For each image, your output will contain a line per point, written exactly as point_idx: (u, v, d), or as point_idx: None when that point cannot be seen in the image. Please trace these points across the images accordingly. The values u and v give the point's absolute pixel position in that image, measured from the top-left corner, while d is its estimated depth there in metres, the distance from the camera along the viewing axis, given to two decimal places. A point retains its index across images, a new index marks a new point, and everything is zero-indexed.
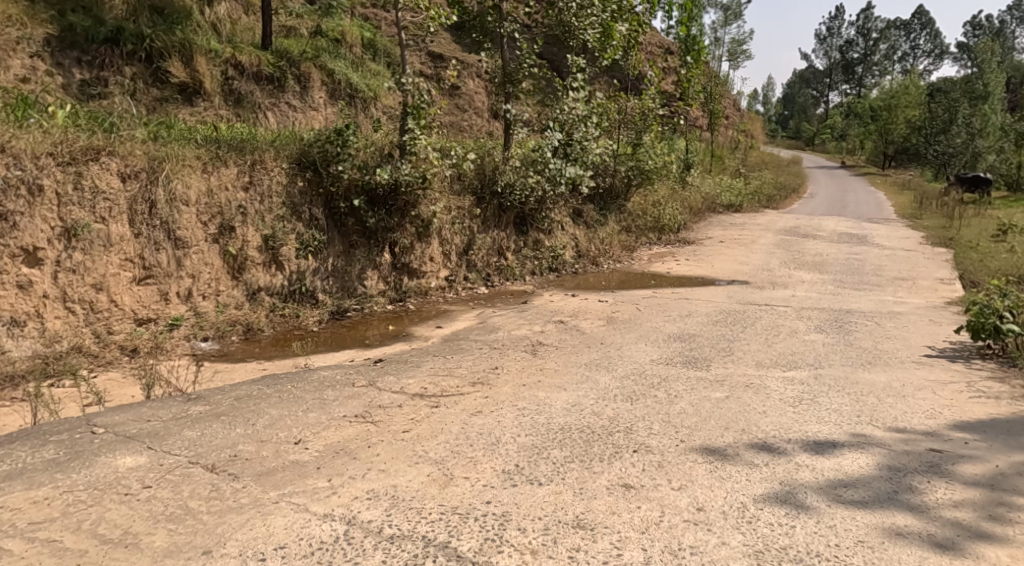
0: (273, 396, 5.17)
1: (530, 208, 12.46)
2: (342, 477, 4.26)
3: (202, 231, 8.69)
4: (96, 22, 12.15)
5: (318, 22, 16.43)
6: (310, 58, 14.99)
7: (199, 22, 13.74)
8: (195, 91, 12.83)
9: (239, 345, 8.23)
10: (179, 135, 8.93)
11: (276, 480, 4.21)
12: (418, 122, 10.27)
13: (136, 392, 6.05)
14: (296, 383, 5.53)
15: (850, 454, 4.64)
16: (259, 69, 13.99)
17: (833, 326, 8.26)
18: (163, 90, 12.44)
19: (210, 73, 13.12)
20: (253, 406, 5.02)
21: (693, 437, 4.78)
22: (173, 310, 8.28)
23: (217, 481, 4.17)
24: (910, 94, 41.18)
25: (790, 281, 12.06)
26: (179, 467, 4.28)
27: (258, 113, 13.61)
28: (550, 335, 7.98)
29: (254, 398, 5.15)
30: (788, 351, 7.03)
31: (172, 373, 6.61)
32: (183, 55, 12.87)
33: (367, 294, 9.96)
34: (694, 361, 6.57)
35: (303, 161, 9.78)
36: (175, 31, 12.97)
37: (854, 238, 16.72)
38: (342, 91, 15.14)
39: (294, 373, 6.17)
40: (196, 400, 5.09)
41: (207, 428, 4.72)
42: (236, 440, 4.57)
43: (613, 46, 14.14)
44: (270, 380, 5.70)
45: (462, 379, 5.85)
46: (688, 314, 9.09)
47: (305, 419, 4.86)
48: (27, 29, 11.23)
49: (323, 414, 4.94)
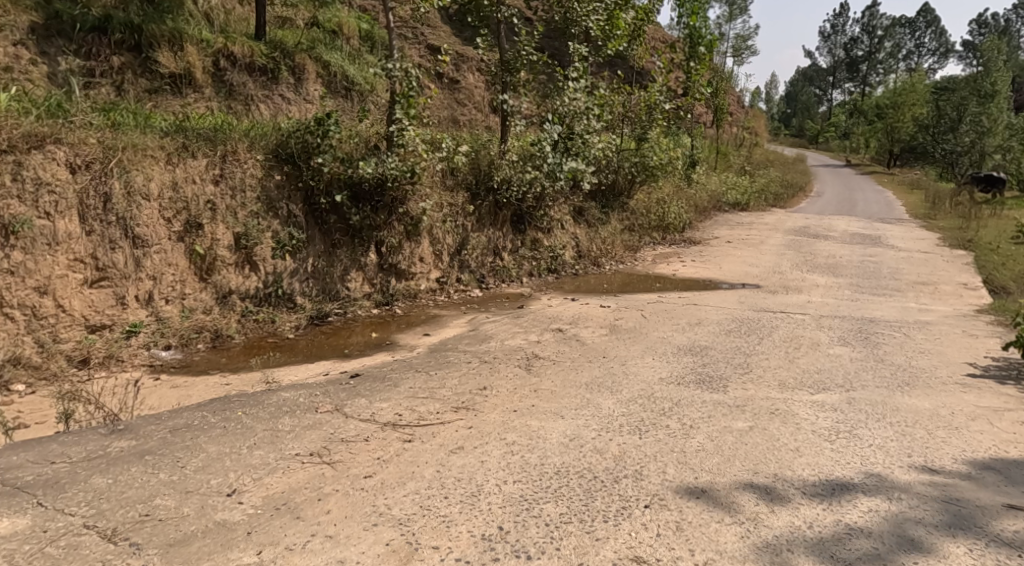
0: (215, 425, 4.45)
1: (528, 206, 11.66)
2: (278, 548, 3.53)
3: (165, 229, 7.93)
4: (84, 10, 11.39)
5: (314, 12, 15.59)
6: (306, 49, 14.10)
7: (190, 12, 12.89)
8: (187, 81, 12.00)
9: (203, 356, 7.48)
10: (143, 123, 8.20)
11: (189, 555, 3.48)
12: (407, 111, 9.42)
13: (48, 415, 5.34)
14: (249, 407, 4.79)
15: (906, 509, 3.88)
16: (252, 61, 13.10)
17: (859, 338, 7.48)
18: (153, 81, 11.62)
19: (202, 64, 12.22)
20: (187, 440, 4.30)
21: (716, 487, 4.00)
22: (132, 316, 7.52)
23: (111, 556, 3.46)
24: (915, 93, 40.30)
25: (804, 285, 11.29)
26: (65, 536, 3.56)
27: (250, 106, 12.72)
28: (545, 347, 7.21)
29: (189, 428, 4.44)
30: (813, 368, 6.24)
31: (110, 393, 5.84)
32: (173, 45, 12.02)
33: (351, 298, 9.19)
34: (710, 381, 5.78)
35: (281, 153, 9.03)
36: (166, 20, 12.12)
37: (868, 239, 15.92)
38: (338, 83, 14.33)
39: (253, 393, 5.40)
40: (120, 433, 4.35)
41: (124, 471, 4.00)
42: (155, 491, 3.86)
43: (618, 34, 13.27)
44: (218, 403, 4.96)
45: (445, 403, 5.07)
46: (698, 323, 8.31)
47: (248, 459, 4.13)
48: (11, 16, 10.47)
49: (273, 452, 4.20)
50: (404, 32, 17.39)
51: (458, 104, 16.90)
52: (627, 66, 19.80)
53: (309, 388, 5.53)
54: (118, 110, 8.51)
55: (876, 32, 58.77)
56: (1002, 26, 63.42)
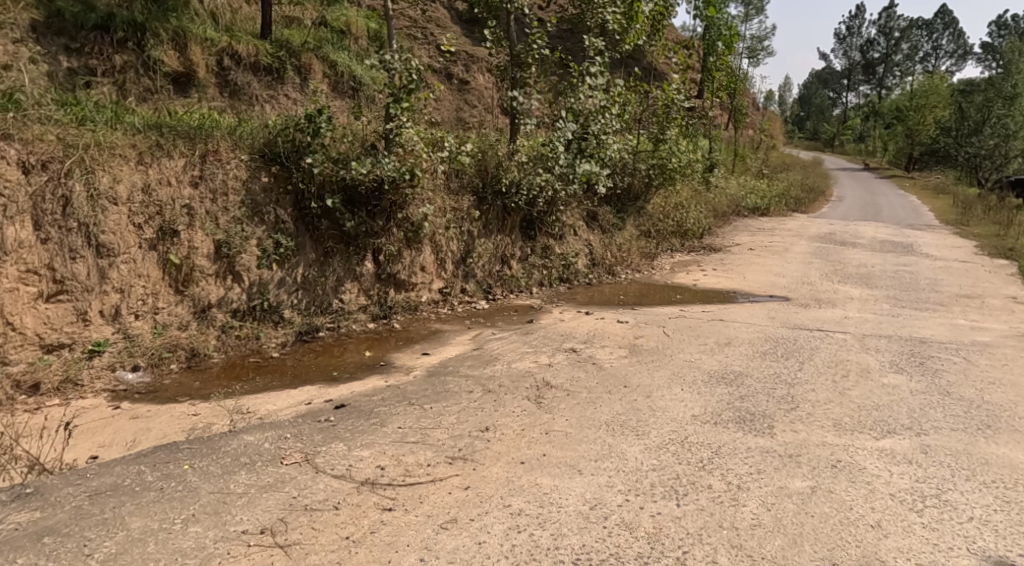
0: (148, 488, 3.98)
1: (539, 210, 10.76)
2: None
3: (134, 236, 7.15)
4: (87, 7, 10.50)
5: (323, 11, 14.71)
6: (312, 48, 13.08)
7: (196, 10, 12.01)
8: (189, 82, 11.18)
9: (175, 379, 6.72)
10: (115, 118, 7.42)
11: None
12: (404, 108, 8.54)
13: None
14: (199, 461, 4.25)
15: None
16: (257, 60, 12.20)
17: (914, 364, 6.58)
18: (154, 80, 10.71)
19: (205, 63, 11.46)
20: (106, 513, 3.83)
21: None
22: (96, 333, 6.76)
23: None
24: (937, 95, 39.19)
25: (837, 297, 10.40)
26: None
27: (256, 106, 11.82)
28: (557, 373, 6.35)
29: (111, 493, 3.97)
30: (869, 404, 5.34)
31: (42, 441, 5.10)
32: (177, 43, 11.25)
33: (344, 311, 8.35)
34: (753, 422, 4.88)
35: (267, 154, 8.23)
36: (169, 19, 11.31)
37: (899, 246, 14.95)
38: (345, 84, 13.27)
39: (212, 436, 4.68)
40: (22, 502, 3.89)
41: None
42: None
43: (637, 29, 12.52)
44: (163, 451, 4.38)
45: (438, 451, 4.43)
46: (728, 343, 7.44)
47: (177, 541, 3.66)
48: (11, 14, 9.52)
49: (212, 530, 3.74)
50: (414, 32, 16.53)
51: (468, 105, 16.10)
52: (642, 65, 18.98)
53: (282, 428, 4.75)
54: (90, 104, 7.70)
55: (893, 35, 57.68)
56: (1022, 26, 61.94)
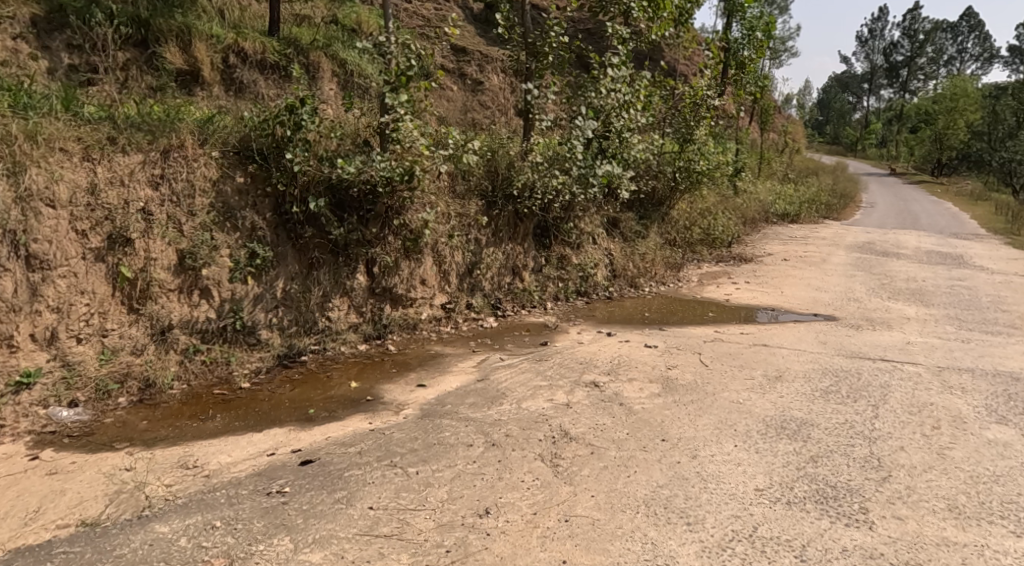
0: None
1: (555, 216, 9.53)
2: None
3: (77, 245, 6.07)
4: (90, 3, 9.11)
5: (333, 9, 13.50)
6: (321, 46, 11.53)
7: (204, 8, 10.55)
8: (193, 82, 9.63)
9: (119, 417, 5.62)
10: (60, 105, 6.35)
11: None
12: (401, 97, 7.32)
13: None
14: None
15: None
16: (264, 57, 10.43)
17: (1016, 414, 5.34)
18: (159, 79, 9.29)
19: (211, 60, 9.85)
20: None
21: None
22: (26, 361, 5.67)
23: None
24: (968, 98, 37.48)
25: (893, 316, 9.13)
26: None
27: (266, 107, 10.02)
28: (578, 418, 5.14)
29: None
30: (984, 472, 4.38)
31: None
32: (181, 41, 9.66)
33: (331, 331, 7.18)
34: (839, 504, 4.08)
35: (242, 151, 7.10)
36: (175, 14, 9.80)
37: (949, 258, 13.63)
38: (356, 85, 11.71)
39: (107, 529, 3.96)
40: None
41: None
42: None
43: (664, 17, 11.09)
44: (29, 557, 3.82)
45: (420, 553, 3.77)
46: (779, 378, 6.23)
47: None
48: (8, 6, 8.42)
49: None
50: (428, 31, 15.27)
51: (483, 107, 14.85)
52: (665, 61, 17.79)
53: (215, 510, 4.08)
54: (39, 92, 6.57)
55: (918, 36, 55.85)
56: None
